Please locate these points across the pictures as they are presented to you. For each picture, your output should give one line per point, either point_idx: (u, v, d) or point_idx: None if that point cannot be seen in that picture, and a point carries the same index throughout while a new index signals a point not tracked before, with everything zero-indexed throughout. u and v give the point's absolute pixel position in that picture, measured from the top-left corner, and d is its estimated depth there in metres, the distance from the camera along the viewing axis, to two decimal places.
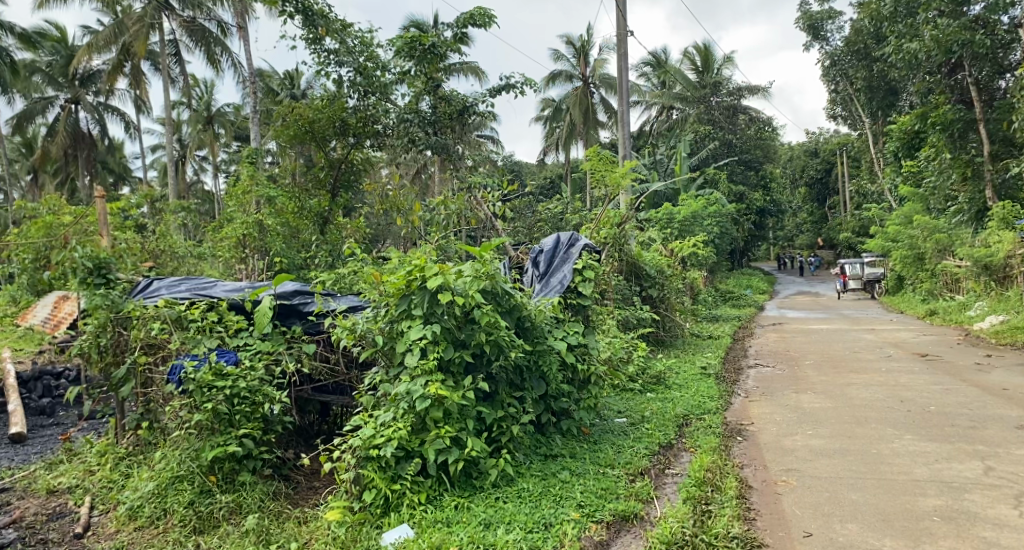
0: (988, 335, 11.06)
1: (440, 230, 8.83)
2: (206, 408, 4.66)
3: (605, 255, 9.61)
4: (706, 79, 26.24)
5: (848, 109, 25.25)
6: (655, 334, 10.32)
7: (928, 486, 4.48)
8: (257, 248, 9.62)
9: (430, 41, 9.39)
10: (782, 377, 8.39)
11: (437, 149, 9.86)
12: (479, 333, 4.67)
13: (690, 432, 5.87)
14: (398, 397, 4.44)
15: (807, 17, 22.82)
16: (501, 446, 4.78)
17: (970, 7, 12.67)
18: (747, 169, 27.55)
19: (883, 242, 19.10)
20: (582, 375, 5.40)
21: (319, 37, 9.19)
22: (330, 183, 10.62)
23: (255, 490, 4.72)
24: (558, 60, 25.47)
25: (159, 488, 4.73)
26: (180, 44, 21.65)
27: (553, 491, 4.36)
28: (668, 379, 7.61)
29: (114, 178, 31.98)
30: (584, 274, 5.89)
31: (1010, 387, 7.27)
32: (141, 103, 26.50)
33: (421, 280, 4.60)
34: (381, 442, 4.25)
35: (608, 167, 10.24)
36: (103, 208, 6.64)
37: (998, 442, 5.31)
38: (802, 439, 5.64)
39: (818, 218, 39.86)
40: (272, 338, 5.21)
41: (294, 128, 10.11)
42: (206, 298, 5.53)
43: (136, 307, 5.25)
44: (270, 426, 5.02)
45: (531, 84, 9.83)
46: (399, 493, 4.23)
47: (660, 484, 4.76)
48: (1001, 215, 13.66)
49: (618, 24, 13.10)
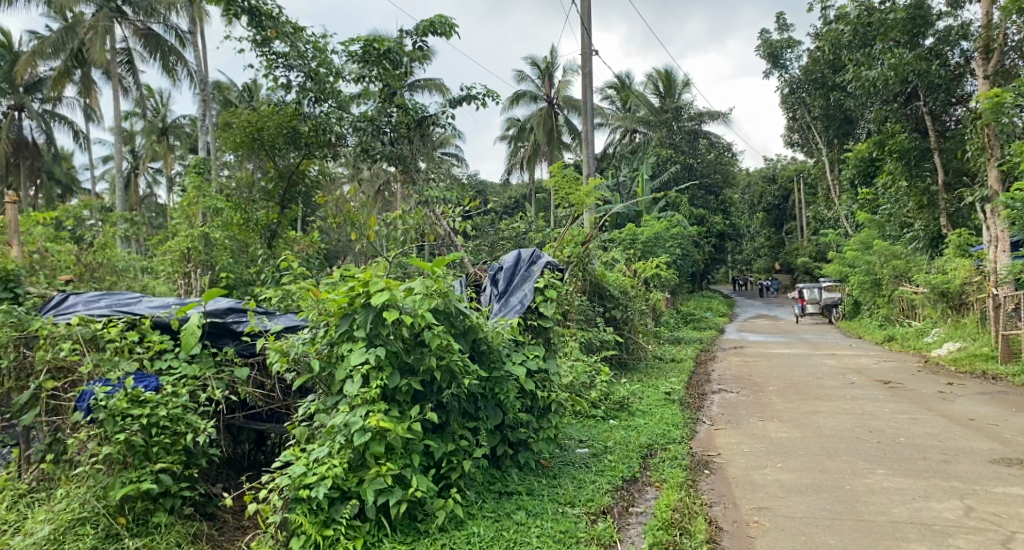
0: (946, 362, 11.03)
1: (397, 246, 8.49)
2: (118, 440, 4.11)
3: (568, 275, 9.19)
4: (667, 104, 26.38)
5: (806, 136, 25.73)
6: (619, 357, 10.04)
7: (909, 529, 4.18)
8: (201, 262, 9.38)
9: (386, 46, 8.99)
10: (746, 403, 8.12)
11: (393, 161, 9.39)
12: (429, 357, 4.22)
13: (656, 464, 5.50)
14: (334, 429, 3.94)
15: (767, 45, 23.13)
16: (451, 483, 4.35)
17: (925, 39, 12.72)
18: (707, 193, 27.81)
19: (841, 267, 19.24)
20: (542, 402, 5.02)
21: (267, 39, 8.71)
22: (280, 194, 10.09)
23: (170, 533, 4.20)
24: (522, 81, 25.41)
25: (56, 532, 4.10)
26: (134, 52, 20.99)
27: (506, 536, 3.94)
28: (631, 404, 7.24)
29: (62, 189, 30.80)
30: (545, 293, 5.50)
31: (977, 418, 7.09)
32: (90, 111, 25.55)
33: (365, 297, 4.14)
34: (313, 482, 3.74)
35: (573, 185, 9.86)
36: (14, 217, 6.07)
37: (974, 478, 5.06)
38: (772, 473, 5.32)
39: (774, 243, 40.48)
40: (201, 359, 4.73)
41: (241, 135, 9.63)
42: (127, 315, 4.97)
43: (44, 325, 4.67)
44: (193, 460, 4.51)
45: (493, 95, 9.47)
46: (332, 540, 3.73)
47: (624, 526, 4.38)
48: (957, 243, 13.91)
49: (583, 43, 12.94)
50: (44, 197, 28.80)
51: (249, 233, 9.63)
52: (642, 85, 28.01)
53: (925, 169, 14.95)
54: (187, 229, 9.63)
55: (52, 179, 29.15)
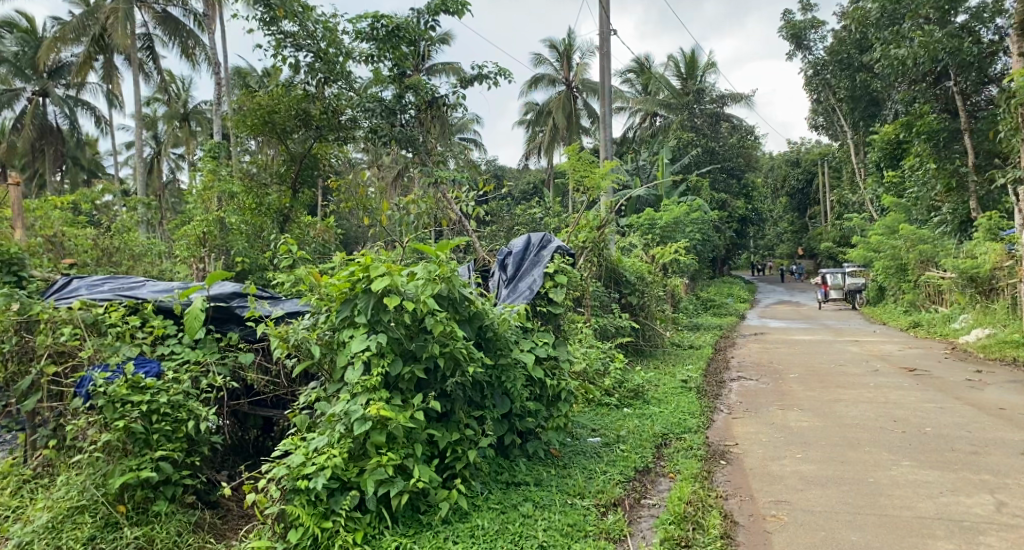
0: (975, 349, 10.70)
1: (410, 231, 8.41)
2: (117, 427, 4.03)
3: (582, 261, 8.91)
4: (689, 86, 25.89)
5: (830, 118, 25.20)
6: (634, 344, 9.88)
7: (937, 526, 3.97)
8: (217, 247, 9.31)
9: (395, 23, 8.73)
10: (765, 392, 7.91)
11: (403, 142, 9.21)
12: (431, 344, 4.09)
13: (669, 454, 5.33)
14: (334, 418, 3.83)
15: (791, 26, 22.54)
16: (455, 473, 4.23)
17: (956, 16, 12.27)
18: (729, 176, 27.33)
19: (866, 252, 18.83)
20: (551, 390, 4.87)
21: (275, 18, 8.56)
22: (291, 178, 10.11)
23: (171, 522, 4.13)
24: (541, 64, 25.07)
25: (54, 521, 4.07)
26: (154, 38, 21.01)
27: (511, 529, 3.81)
28: (647, 393, 7.04)
29: (86, 175, 31.09)
30: (555, 278, 5.35)
31: (1007, 406, 6.83)
32: (113, 96, 25.68)
33: (366, 282, 4.02)
34: (312, 472, 3.63)
35: (589, 168, 9.54)
36: (16, 199, 6.09)
37: (1005, 471, 4.83)
38: (790, 464, 5.14)
39: (798, 228, 39.88)
40: (204, 345, 4.64)
41: (254, 118, 9.51)
42: (130, 298, 4.87)
43: (44, 309, 4.60)
44: (195, 447, 4.43)
45: (506, 74, 9.26)
46: (331, 532, 3.63)
47: (635, 518, 4.22)
48: (987, 226, 13.48)
49: (601, 23, 12.62)
50: (70, 182, 29.18)
51: (261, 217, 9.58)
52: (662, 67, 27.53)
53: (955, 151, 14.59)
54: (202, 213, 9.60)
55: (77, 166, 29.44)
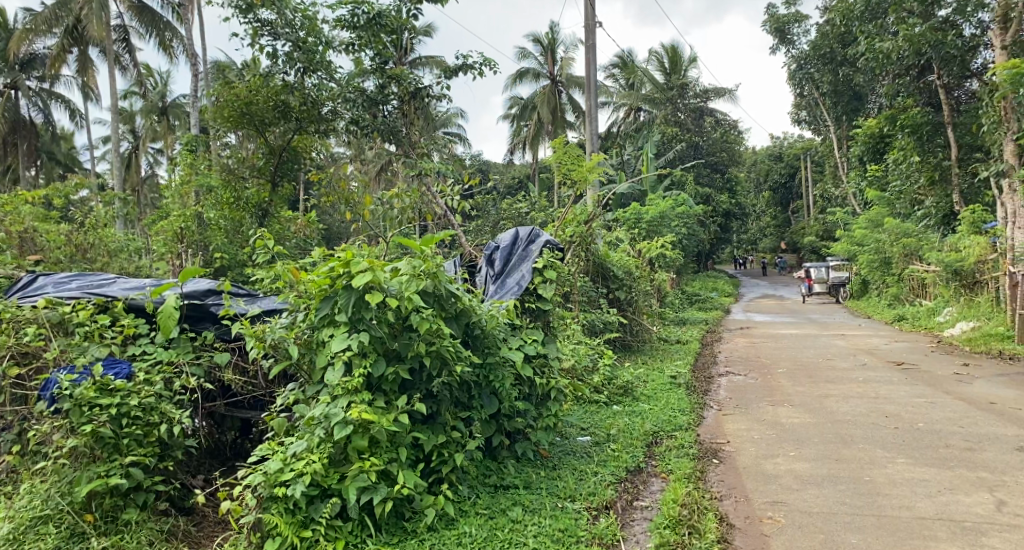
0: (960, 342, 10.68)
1: (393, 224, 8.25)
2: (84, 432, 3.81)
3: (569, 256, 8.73)
4: (673, 80, 25.83)
5: (813, 113, 25.25)
6: (622, 339, 9.76)
7: (938, 527, 3.87)
8: (194, 242, 9.23)
9: (375, 10, 8.48)
10: (754, 387, 7.80)
11: (385, 133, 9.11)
12: (417, 343, 3.92)
13: (661, 453, 5.19)
14: (313, 421, 3.66)
15: (774, 20, 22.56)
16: (441, 477, 4.08)
17: (939, 10, 12.21)
18: (712, 171, 27.34)
19: (849, 246, 18.86)
20: (540, 389, 4.71)
21: (251, 6, 8.33)
22: (270, 171, 9.61)
23: (142, 531, 3.93)
24: (524, 58, 24.85)
25: (16, 532, 3.81)
26: (130, 30, 20.54)
27: (500, 536, 3.65)
28: (636, 389, 6.92)
29: (62, 170, 30.46)
30: (544, 274, 5.18)
31: (997, 401, 6.78)
32: (88, 89, 25.12)
33: (346, 278, 3.83)
34: (289, 479, 3.46)
35: (574, 160, 9.35)
36: None
37: (1002, 469, 4.74)
38: (785, 463, 5.01)
39: (781, 222, 40.02)
40: (178, 345, 4.43)
41: (230, 109, 9.06)
42: (98, 296, 4.64)
43: (7, 308, 4.36)
44: (168, 451, 4.23)
45: (490, 64, 9.07)
46: (311, 541, 3.46)
47: (627, 522, 4.09)
48: (971, 219, 13.49)
49: (585, 15, 12.45)
50: (45, 176, 28.55)
51: (240, 212, 9.23)
52: (646, 61, 27.45)
53: (938, 144, 14.49)
54: (180, 208, 9.27)
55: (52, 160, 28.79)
